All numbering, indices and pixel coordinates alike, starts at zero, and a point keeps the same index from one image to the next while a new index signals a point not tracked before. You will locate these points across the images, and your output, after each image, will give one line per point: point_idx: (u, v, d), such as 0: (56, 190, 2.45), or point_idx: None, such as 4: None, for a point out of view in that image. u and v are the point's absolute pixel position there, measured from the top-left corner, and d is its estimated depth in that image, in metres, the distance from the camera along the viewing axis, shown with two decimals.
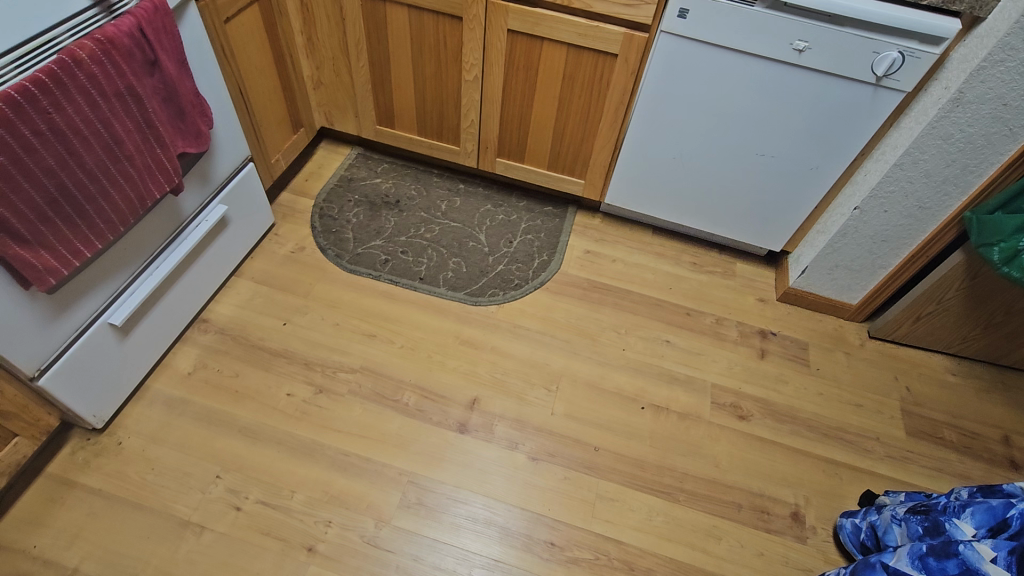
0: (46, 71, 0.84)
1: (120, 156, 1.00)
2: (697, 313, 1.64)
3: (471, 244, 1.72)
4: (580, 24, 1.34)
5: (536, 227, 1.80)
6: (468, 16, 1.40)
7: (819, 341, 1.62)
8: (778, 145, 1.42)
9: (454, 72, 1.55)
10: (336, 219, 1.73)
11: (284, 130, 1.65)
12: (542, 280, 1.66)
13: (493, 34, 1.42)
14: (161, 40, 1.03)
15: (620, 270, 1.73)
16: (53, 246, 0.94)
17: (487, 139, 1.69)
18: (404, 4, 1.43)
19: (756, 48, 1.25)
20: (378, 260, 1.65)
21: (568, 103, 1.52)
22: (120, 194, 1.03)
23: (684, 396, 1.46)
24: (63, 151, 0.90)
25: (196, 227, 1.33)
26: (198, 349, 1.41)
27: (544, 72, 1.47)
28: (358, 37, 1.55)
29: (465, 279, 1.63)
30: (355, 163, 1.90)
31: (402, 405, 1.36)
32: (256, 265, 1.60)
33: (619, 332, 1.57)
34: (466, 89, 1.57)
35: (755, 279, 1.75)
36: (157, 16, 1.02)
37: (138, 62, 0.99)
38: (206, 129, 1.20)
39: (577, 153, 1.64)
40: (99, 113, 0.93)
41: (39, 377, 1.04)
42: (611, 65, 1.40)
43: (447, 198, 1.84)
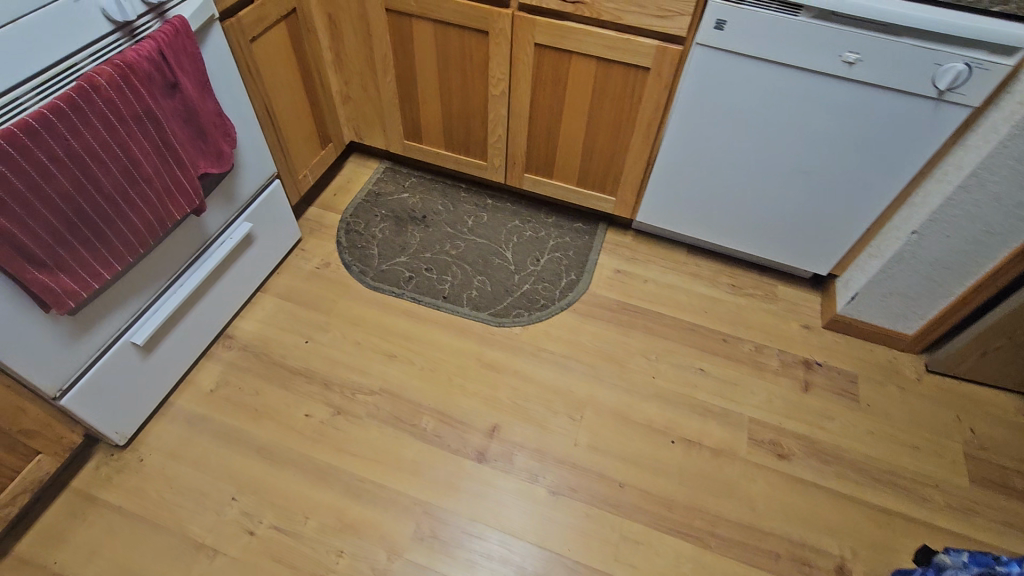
0: (64, 97, 0.85)
1: (139, 180, 0.99)
2: (734, 339, 1.55)
3: (497, 262, 1.67)
4: (610, 37, 1.27)
5: (565, 244, 1.74)
6: (494, 30, 1.36)
7: (870, 373, 1.50)
8: (825, 162, 1.31)
9: (480, 87, 1.51)
10: (362, 234, 1.72)
11: (312, 146, 1.65)
12: (568, 300, 1.60)
13: (519, 48, 1.38)
14: (182, 62, 1.03)
15: (652, 291, 1.64)
16: (71, 268, 0.94)
17: (515, 154, 1.64)
18: (430, 20, 1.40)
19: (801, 61, 1.16)
20: (402, 277, 1.62)
21: (598, 118, 1.46)
22: (139, 217, 1.02)
23: (719, 431, 1.37)
24: (82, 176, 0.90)
25: (219, 245, 1.33)
26: (221, 366, 1.41)
27: (573, 86, 1.41)
28: (384, 53, 1.53)
29: (490, 299, 1.59)
30: (383, 178, 1.88)
31: (420, 430, 1.32)
32: (281, 281, 1.60)
33: (649, 359, 1.49)
34: (493, 104, 1.53)
35: (799, 304, 1.63)
36: (179, 39, 1.02)
37: (158, 86, 0.99)
38: (229, 149, 1.20)
39: (608, 169, 1.57)
40: (118, 138, 0.93)
41: (61, 397, 1.05)
42: (643, 78, 1.33)
43: (474, 214, 1.80)
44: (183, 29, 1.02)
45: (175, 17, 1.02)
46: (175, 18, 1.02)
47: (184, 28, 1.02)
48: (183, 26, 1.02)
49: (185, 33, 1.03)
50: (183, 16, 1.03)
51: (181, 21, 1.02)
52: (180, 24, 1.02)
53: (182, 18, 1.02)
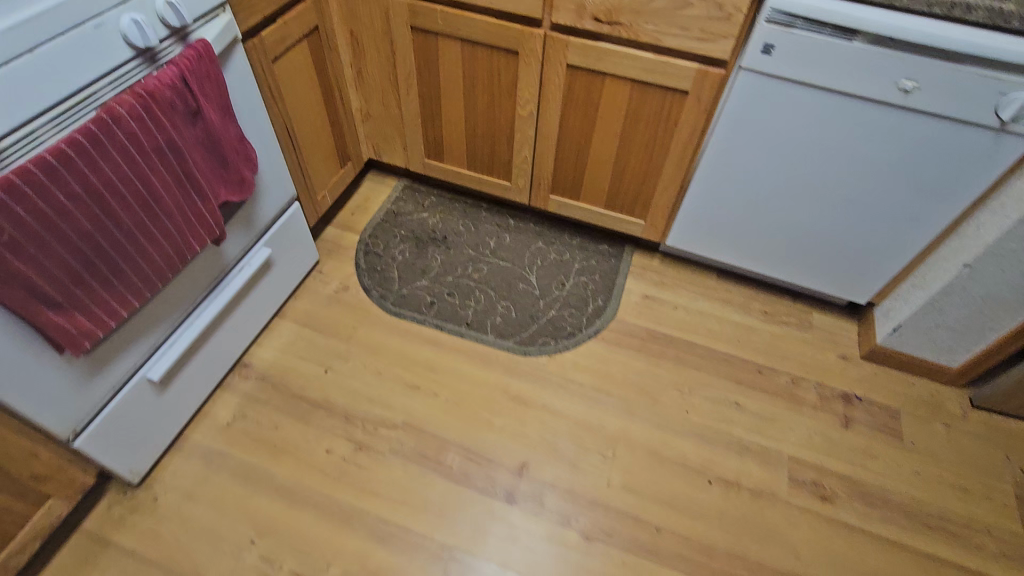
0: (84, 130, 0.79)
1: (160, 213, 0.94)
2: (770, 371, 1.49)
3: (521, 287, 1.62)
4: (647, 59, 1.22)
5: (591, 268, 1.68)
6: (524, 51, 1.30)
7: (912, 408, 1.43)
8: (871, 190, 1.26)
9: (507, 107, 1.46)
10: (382, 256, 1.67)
11: (331, 165, 1.60)
12: (596, 328, 1.54)
13: (550, 69, 1.32)
14: (204, 88, 0.98)
15: (683, 318, 1.59)
16: (88, 308, 0.89)
17: (541, 175, 1.59)
18: (457, 38, 1.35)
19: (853, 88, 1.10)
20: (423, 302, 1.57)
21: (630, 141, 1.40)
22: (158, 251, 0.97)
23: (757, 471, 1.31)
24: (100, 212, 0.84)
25: (237, 273, 1.28)
26: (237, 397, 1.35)
27: (605, 109, 1.36)
28: (408, 71, 1.48)
29: (515, 326, 1.53)
30: (402, 196, 1.83)
31: (445, 468, 1.27)
32: (299, 305, 1.54)
33: (682, 392, 1.43)
34: (520, 124, 1.47)
35: (835, 333, 1.57)
36: (201, 63, 0.96)
37: (180, 113, 0.94)
38: (250, 175, 1.14)
39: (638, 192, 1.51)
40: (139, 170, 0.88)
41: (74, 439, 1.00)
42: (680, 102, 1.27)
43: (496, 235, 1.75)
44: (205, 53, 0.97)
45: (197, 40, 0.96)
46: (197, 41, 0.96)
47: (206, 52, 0.97)
48: (205, 50, 0.97)
49: (208, 57, 0.98)
50: (205, 40, 0.97)
51: (203, 45, 0.97)
52: (202, 48, 0.96)
53: (205, 42, 0.97)
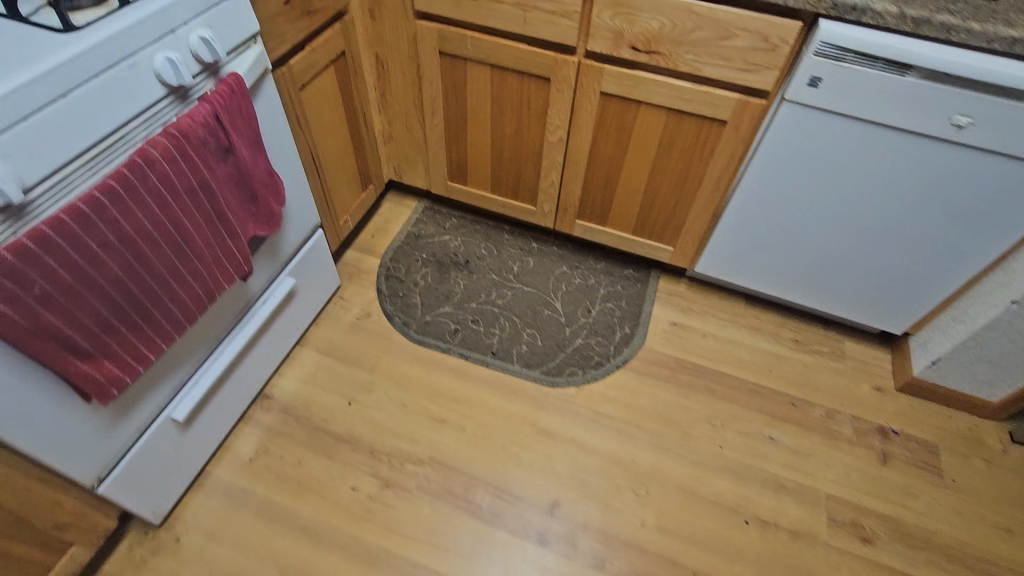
0: (117, 175, 0.76)
1: (190, 254, 0.91)
2: (803, 403, 1.45)
3: (546, 313, 1.59)
4: (685, 88, 1.18)
5: (616, 293, 1.65)
6: (557, 78, 1.27)
7: (951, 443, 1.39)
8: (914, 223, 1.22)
9: (536, 133, 1.42)
10: (404, 280, 1.64)
11: (353, 189, 1.57)
12: (624, 357, 1.51)
13: (583, 97, 1.29)
14: (236, 123, 0.95)
15: (712, 347, 1.55)
16: (117, 354, 0.86)
17: (567, 200, 1.55)
18: (486, 64, 1.32)
19: (902, 122, 1.06)
20: (447, 330, 1.53)
21: (662, 168, 1.37)
22: (188, 292, 0.94)
23: (795, 510, 1.27)
24: (132, 258, 0.81)
25: (262, 304, 1.25)
26: (260, 430, 1.32)
27: (638, 136, 1.32)
28: (434, 95, 1.45)
29: (541, 355, 1.50)
30: (422, 218, 1.80)
31: (475, 507, 1.23)
32: (320, 333, 1.51)
33: (715, 425, 1.40)
34: (548, 150, 1.44)
35: (869, 363, 1.53)
36: (234, 99, 0.93)
37: (212, 151, 0.91)
38: (278, 208, 1.11)
39: (668, 219, 1.48)
40: (171, 213, 0.85)
41: (98, 485, 0.96)
42: (717, 131, 1.24)
43: (520, 258, 1.71)
44: (237, 88, 0.94)
45: (229, 75, 0.93)
46: (229, 76, 0.93)
47: (238, 86, 0.94)
48: (237, 85, 0.94)
49: (240, 92, 0.95)
50: (238, 74, 0.94)
51: (236, 80, 0.94)
52: (234, 83, 0.93)
53: (237, 76, 0.94)
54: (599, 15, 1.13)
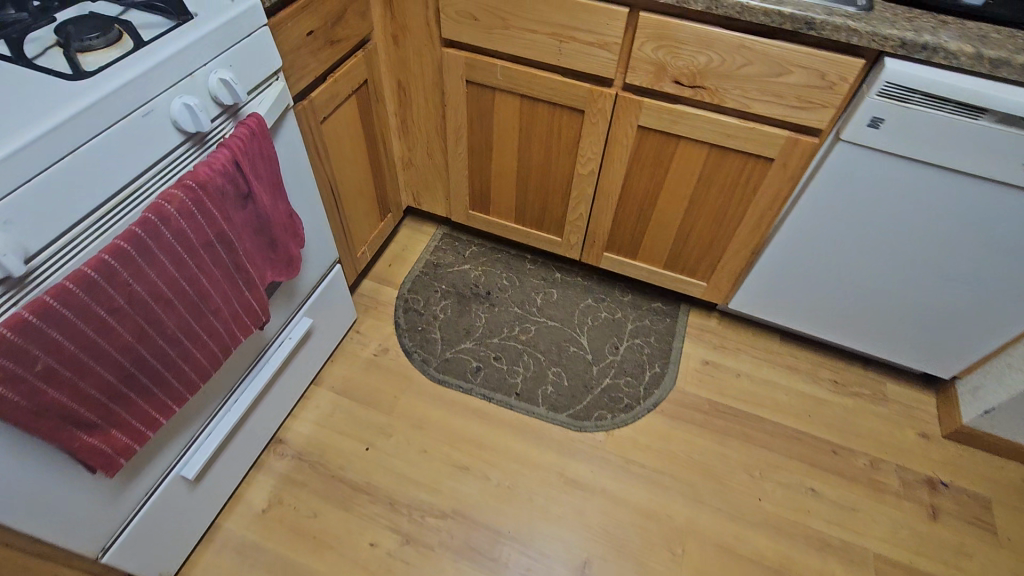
0: (128, 236, 0.69)
1: (206, 311, 0.84)
2: (846, 451, 1.37)
3: (572, 350, 1.52)
4: (730, 124, 1.11)
5: (644, 328, 1.58)
6: (591, 110, 1.20)
7: (1005, 497, 1.31)
8: (973, 268, 1.14)
9: (565, 164, 1.36)
10: (423, 313, 1.57)
11: (372, 219, 1.50)
12: (655, 399, 1.43)
13: (618, 130, 1.22)
14: (256, 168, 0.88)
15: (747, 388, 1.47)
16: (125, 422, 0.79)
17: (595, 233, 1.48)
18: (516, 94, 1.25)
19: (969, 166, 0.99)
20: (469, 368, 1.46)
21: (700, 204, 1.30)
22: (203, 350, 0.87)
23: (841, 571, 1.19)
24: (143, 322, 0.74)
25: (278, 347, 1.18)
26: (273, 478, 1.25)
27: (675, 171, 1.25)
28: (458, 123, 1.38)
29: (568, 396, 1.42)
30: (441, 245, 1.73)
31: (501, 566, 1.16)
32: (336, 370, 1.44)
33: (753, 475, 1.32)
34: (578, 182, 1.37)
35: (912, 407, 1.46)
36: (254, 143, 0.86)
37: (231, 200, 0.84)
38: (297, 252, 1.04)
39: (703, 254, 1.41)
40: (186, 270, 0.78)
41: (103, 556, 0.89)
42: (762, 168, 1.17)
43: (543, 290, 1.65)
44: (257, 131, 0.87)
45: (249, 117, 0.87)
46: (249, 119, 0.87)
47: (259, 129, 0.87)
48: (257, 128, 0.87)
49: (260, 135, 0.88)
50: (258, 116, 0.88)
51: (256, 122, 0.87)
52: (254, 126, 0.87)
53: (257, 118, 0.87)
54: (642, 47, 1.06)
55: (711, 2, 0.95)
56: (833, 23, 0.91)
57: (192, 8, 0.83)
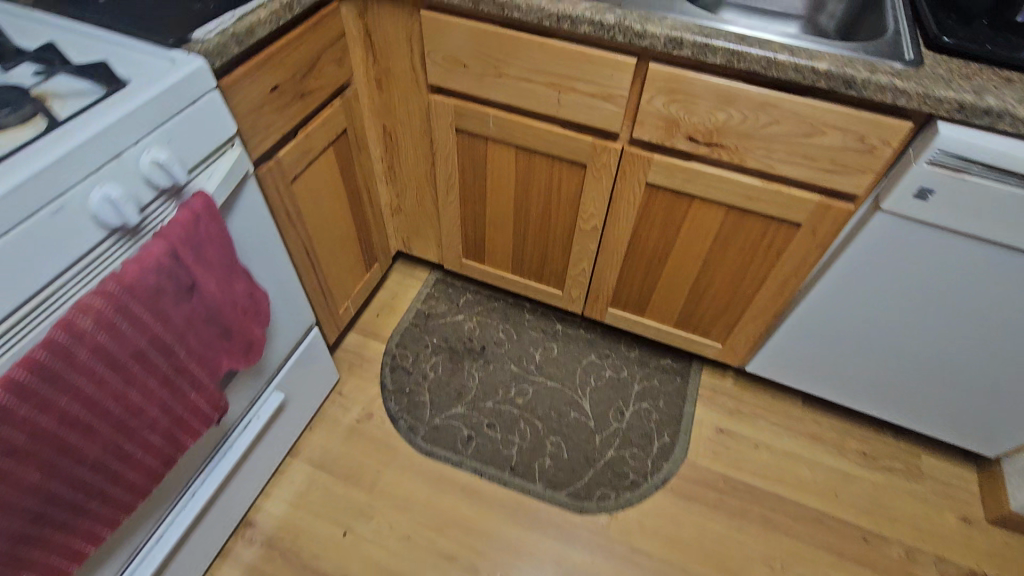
0: (29, 363, 0.58)
1: (138, 426, 0.72)
2: (878, 539, 1.23)
3: (573, 416, 1.38)
4: (751, 187, 0.98)
5: (653, 390, 1.44)
6: (594, 165, 1.08)
7: None
8: None
9: (565, 219, 1.23)
10: (411, 372, 1.45)
11: (356, 272, 1.38)
12: (665, 475, 1.30)
13: (624, 186, 1.09)
14: (202, 254, 0.76)
15: (766, 461, 1.33)
16: (40, 564, 0.67)
17: (600, 288, 1.35)
18: (511, 145, 1.12)
19: None
20: (459, 437, 1.34)
21: (715, 265, 1.16)
22: (139, 467, 0.75)
23: None
24: (53, 455, 0.63)
25: (243, 429, 1.06)
26: (239, 570, 1.13)
27: (688, 231, 1.12)
28: (449, 173, 1.26)
29: (567, 471, 1.29)
30: (434, 293, 1.61)
31: None
32: (314, 440, 1.32)
33: (773, 568, 1.18)
34: (580, 237, 1.24)
35: (951, 486, 1.31)
36: (199, 228, 0.74)
37: (169, 297, 0.72)
38: (258, 334, 0.92)
39: (718, 316, 1.28)
40: (109, 387, 0.66)
41: None
42: (787, 232, 1.03)
43: (542, 345, 1.52)
44: (202, 213, 0.75)
45: (193, 198, 0.75)
46: (193, 200, 0.75)
47: (205, 211, 0.75)
48: (202, 210, 0.75)
49: (207, 218, 0.76)
50: (205, 195, 0.76)
51: (201, 204, 0.75)
52: (198, 209, 0.75)
53: (203, 199, 0.75)
54: (651, 101, 0.94)
55: (733, 55, 0.82)
56: (877, 81, 0.78)
57: (126, 73, 0.71)
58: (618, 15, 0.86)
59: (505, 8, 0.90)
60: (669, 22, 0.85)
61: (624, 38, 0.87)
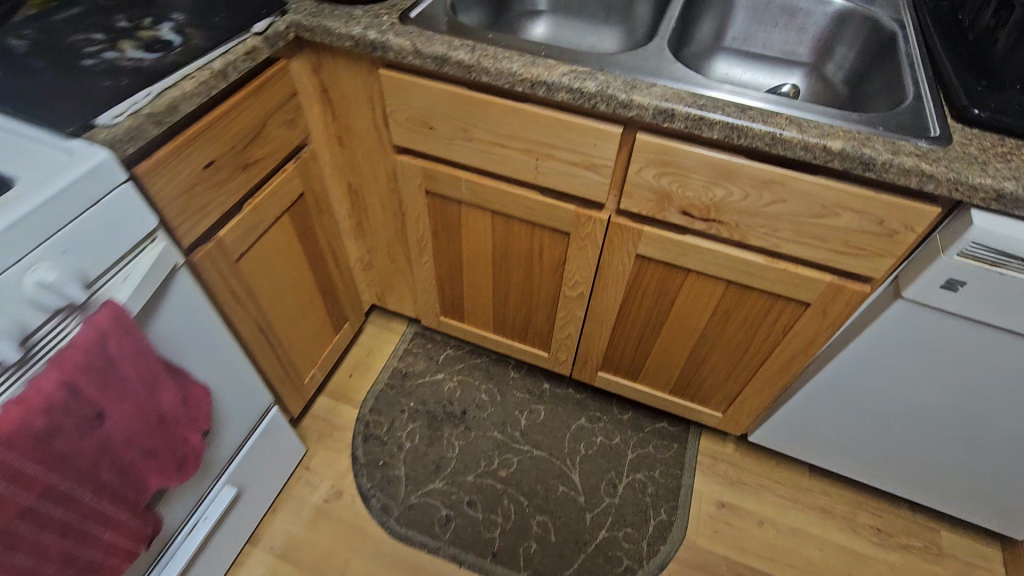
0: None
1: None
2: None
3: (561, 490, 1.27)
4: (754, 264, 0.87)
5: (648, 458, 1.33)
6: (578, 234, 0.97)
7: None
8: None
9: (549, 284, 1.12)
10: (385, 441, 1.33)
11: (323, 337, 1.27)
12: (661, 560, 1.18)
13: (612, 257, 0.98)
14: (111, 377, 0.64)
15: (772, 540, 1.22)
16: None
17: (588, 353, 1.24)
18: (486, 209, 1.01)
19: None
20: (437, 518, 1.22)
21: (714, 338, 1.06)
22: None
23: None
24: None
25: (188, 535, 0.94)
26: None
27: (683, 303, 1.01)
28: (421, 233, 1.15)
29: (554, 557, 1.18)
30: (412, 349, 1.50)
31: None
32: (277, 524, 1.20)
33: None
34: (566, 303, 1.13)
35: (974, 567, 1.20)
36: (102, 350, 0.62)
37: (65, 438, 0.60)
38: (195, 443, 0.81)
39: (717, 386, 1.17)
40: None
41: None
42: (794, 310, 0.93)
43: (528, 408, 1.41)
44: (107, 331, 0.63)
45: (98, 313, 0.63)
46: (98, 315, 0.63)
47: (111, 328, 0.63)
48: (107, 328, 0.63)
49: (114, 335, 0.64)
50: (113, 308, 0.64)
51: (108, 319, 0.63)
52: (102, 326, 0.63)
53: (110, 313, 0.63)
54: (639, 172, 0.83)
55: (732, 130, 0.71)
56: (899, 164, 0.67)
57: (11, 172, 0.59)
58: (600, 82, 0.75)
59: (472, 71, 0.79)
60: (658, 90, 0.75)
61: (607, 107, 0.76)
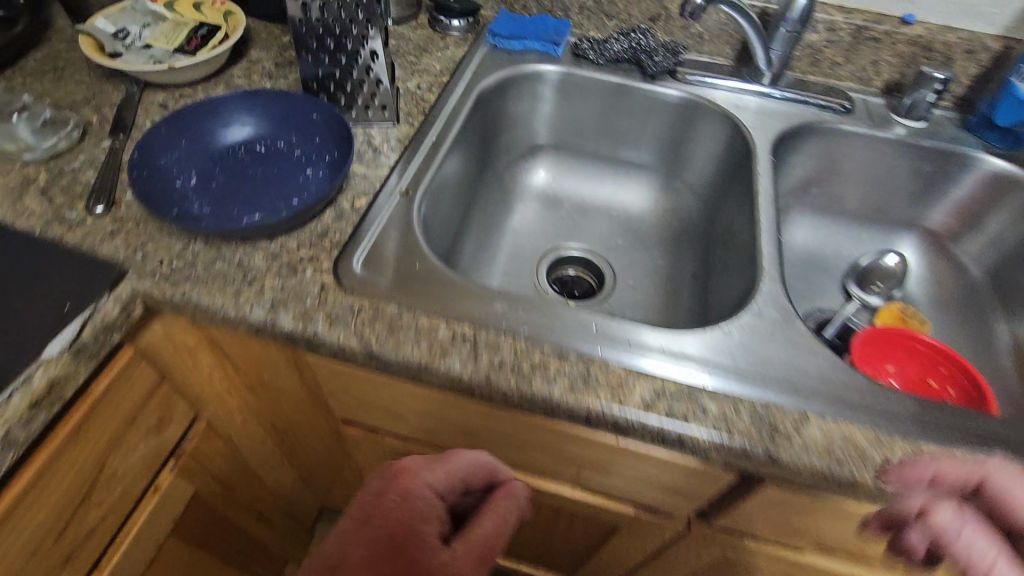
0: None
1: None
2: None
3: None
4: None
5: None
6: (635, 530, 0.64)
7: None
8: None
9: (579, 544, 0.79)
10: None
11: None
12: None
13: (683, 551, 0.66)
14: None
15: None
16: None
17: None
18: None
19: None
20: None
21: None
22: None
23: None
24: None
25: None
26: None
27: None
28: None
29: None
30: None
31: None
32: None
33: None
34: (601, 563, 0.81)
35: None
36: (426, 507, 0.43)
37: None
38: None
39: None
40: None
41: None
42: None
43: None
44: (395, 471, 0.45)
45: (453, 458, 0.46)
46: (446, 457, 0.46)
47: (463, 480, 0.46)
48: (447, 473, 0.45)
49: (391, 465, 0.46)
50: (486, 460, 0.48)
51: (473, 469, 0.47)
52: (454, 470, 0.46)
53: (486, 465, 0.48)
54: (756, 510, 0.50)
55: None
56: None
57: None
58: (715, 420, 0.42)
59: (475, 391, 0.44)
60: (817, 432, 0.42)
61: (725, 462, 0.42)
